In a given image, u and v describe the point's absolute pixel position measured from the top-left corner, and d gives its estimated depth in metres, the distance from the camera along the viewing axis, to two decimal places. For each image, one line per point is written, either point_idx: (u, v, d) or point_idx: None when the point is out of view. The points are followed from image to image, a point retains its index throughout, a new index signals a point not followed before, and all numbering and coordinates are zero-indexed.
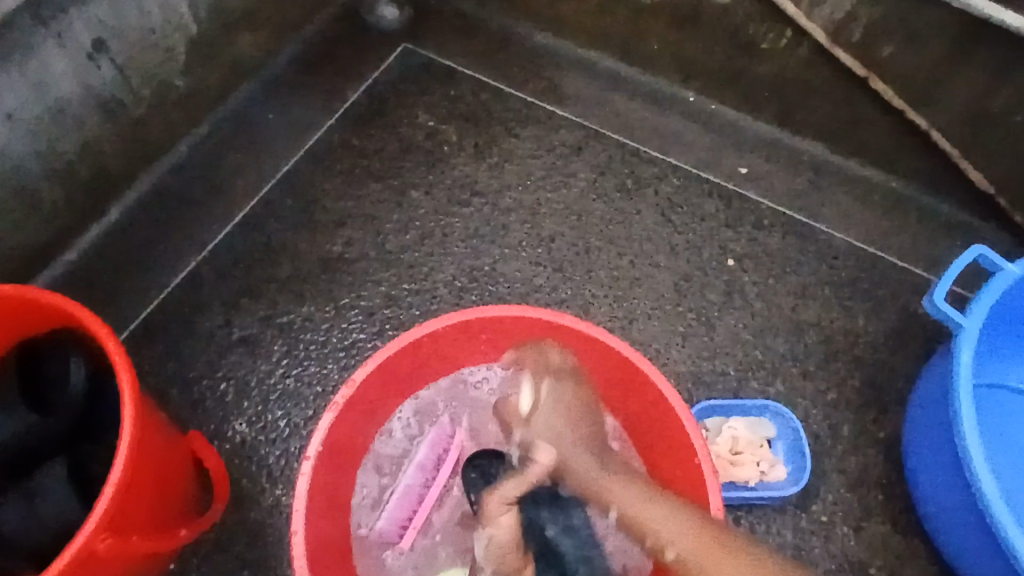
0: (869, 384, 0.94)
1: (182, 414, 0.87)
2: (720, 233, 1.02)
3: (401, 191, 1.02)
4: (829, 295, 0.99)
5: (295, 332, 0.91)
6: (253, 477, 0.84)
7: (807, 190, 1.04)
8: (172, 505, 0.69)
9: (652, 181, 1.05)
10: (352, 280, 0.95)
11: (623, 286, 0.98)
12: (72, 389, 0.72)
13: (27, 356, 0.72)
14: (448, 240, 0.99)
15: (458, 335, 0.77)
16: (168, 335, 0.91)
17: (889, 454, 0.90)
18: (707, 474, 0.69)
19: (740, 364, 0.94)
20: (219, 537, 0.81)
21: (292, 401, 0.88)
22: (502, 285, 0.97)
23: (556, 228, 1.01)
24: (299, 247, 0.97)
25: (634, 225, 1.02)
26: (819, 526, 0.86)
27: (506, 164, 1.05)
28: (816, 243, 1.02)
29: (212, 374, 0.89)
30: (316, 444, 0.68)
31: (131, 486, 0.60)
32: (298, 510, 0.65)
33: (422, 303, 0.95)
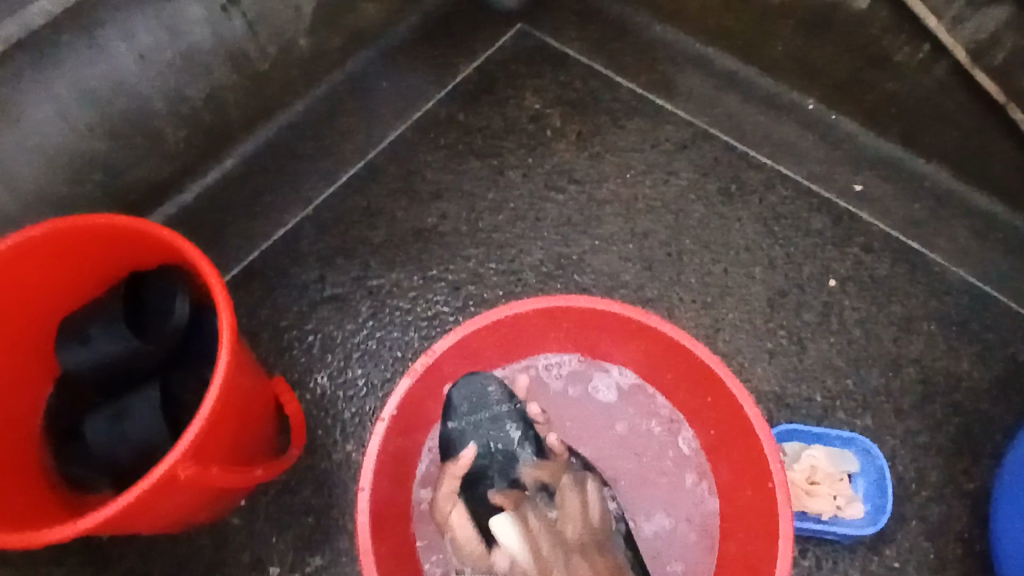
0: (968, 432, 0.88)
1: (269, 358, 0.90)
2: (824, 251, 0.97)
3: (500, 170, 1.02)
4: (935, 332, 0.93)
5: (382, 296, 0.93)
6: (326, 429, 0.87)
7: (926, 218, 0.98)
8: (250, 445, 0.73)
9: (758, 189, 1.01)
10: (441, 253, 0.97)
11: (712, 293, 0.95)
12: (173, 320, 0.76)
13: (134, 285, 0.77)
14: (539, 225, 0.99)
15: (541, 320, 0.77)
16: (265, 283, 0.95)
17: (977, 509, 0.84)
18: (781, 498, 0.66)
19: (829, 391, 0.90)
20: (288, 481, 0.85)
21: (372, 361, 0.90)
22: (588, 276, 0.96)
23: (650, 226, 0.99)
24: (395, 214, 0.99)
25: (732, 233, 0.98)
26: (890, 572, 0.82)
27: (607, 156, 1.04)
28: (926, 275, 0.96)
29: (301, 325, 0.92)
30: (392, 406, 0.70)
31: (216, 423, 0.63)
32: (368, 467, 0.67)
33: (507, 284, 0.95)
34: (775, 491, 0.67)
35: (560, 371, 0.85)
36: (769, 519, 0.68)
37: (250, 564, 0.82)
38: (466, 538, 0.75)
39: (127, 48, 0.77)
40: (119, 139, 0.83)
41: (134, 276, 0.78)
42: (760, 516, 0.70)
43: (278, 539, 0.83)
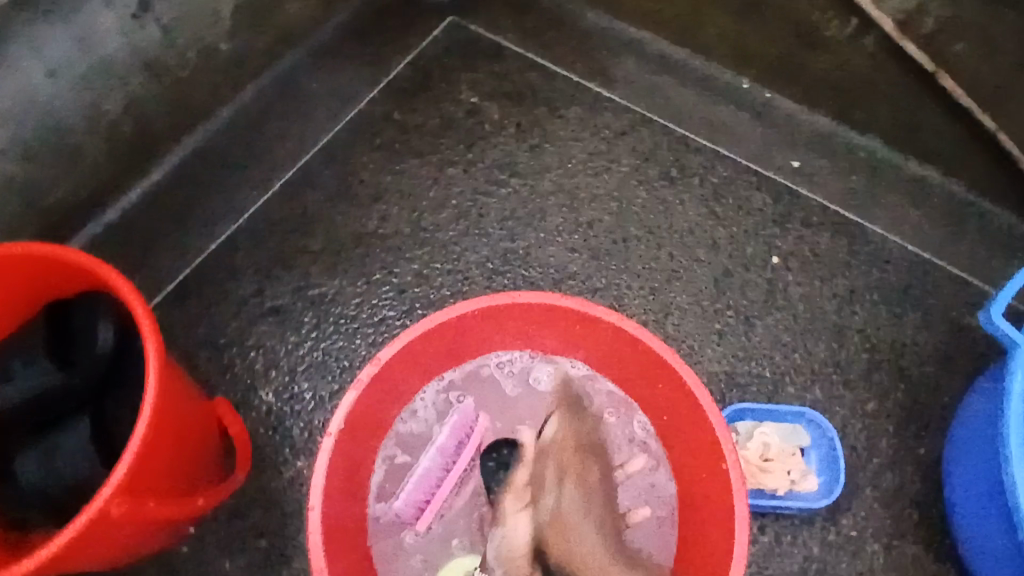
0: (914, 397, 0.90)
1: (210, 378, 0.87)
2: (766, 229, 0.98)
3: (440, 168, 1.00)
4: (877, 301, 0.95)
5: (325, 305, 0.91)
6: (275, 447, 0.84)
7: (862, 190, 0.99)
8: (193, 470, 0.70)
9: (699, 171, 1.01)
10: (384, 256, 0.94)
11: (659, 279, 0.95)
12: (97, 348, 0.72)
13: (55, 316, 0.73)
14: (482, 222, 0.97)
15: (487, 318, 0.76)
16: (201, 300, 0.91)
17: (928, 473, 0.86)
18: (735, 480, 0.67)
19: (778, 367, 0.91)
20: (239, 503, 0.82)
21: (318, 373, 0.87)
22: (535, 270, 0.95)
23: (594, 215, 0.99)
24: (334, 219, 0.96)
25: (676, 216, 0.99)
26: (848, 541, 0.83)
27: (548, 146, 1.03)
28: (867, 246, 0.97)
29: (242, 342, 0.89)
30: (339, 420, 0.68)
31: (151, 452, 0.60)
32: (318, 485, 0.65)
33: (453, 284, 0.93)
34: (729, 473, 0.67)
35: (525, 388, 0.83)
36: (725, 499, 0.69)
37: None
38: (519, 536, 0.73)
39: (33, 64, 0.73)
40: (33, 161, 0.79)
41: (54, 305, 0.73)
42: (717, 498, 0.71)
43: (231, 565, 0.80)
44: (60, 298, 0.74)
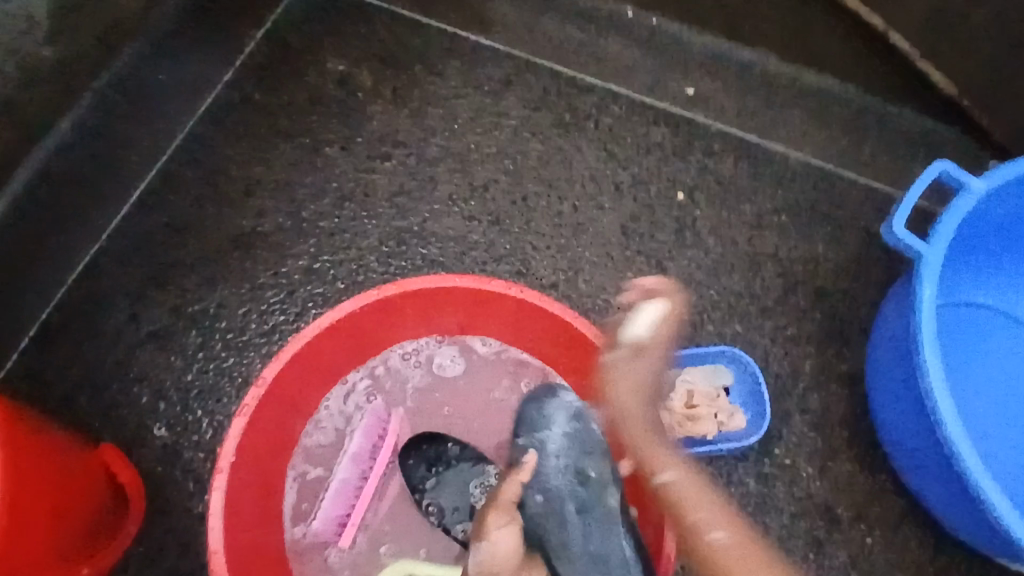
0: (832, 314, 0.89)
1: (94, 423, 0.79)
2: (668, 164, 0.94)
3: (315, 150, 0.92)
4: (787, 222, 0.93)
5: (210, 321, 0.83)
6: (178, 484, 0.77)
7: (759, 109, 0.96)
8: (76, 533, 0.63)
9: (591, 113, 0.96)
10: (268, 256, 0.86)
11: (565, 234, 0.90)
12: None
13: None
14: (370, 202, 0.90)
15: (382, 312, 0.71)
16: (69, 339, 0.82)
17: (853, 388, 0.86)
18: None
19: (696, 307, 0.88)
20: (147, 551, 0.75)
21: (213, 397, 0.80)
22: (434, 246, 0.89)
23: (489, 176, 0.92)
24: (206, 224, 0.88)
25: (574, 165, 0.93)
26: (783, 470, 0.82)
27: (430, 109, 0.95)
28: (770, 166, 0.95)
29: (123, 377, 0.81)
30: (229, 452, 0.62)
31: (15, 532, 0.53)
32: (217, 527, 0.60)
33: (348, 274, 0.87)
34: (650, 432, 0.66)
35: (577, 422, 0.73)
36: (650, 461, 0.67)
37: None
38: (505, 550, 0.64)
39: None
40: None
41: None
42: (641, 459, 0.69)
43: None
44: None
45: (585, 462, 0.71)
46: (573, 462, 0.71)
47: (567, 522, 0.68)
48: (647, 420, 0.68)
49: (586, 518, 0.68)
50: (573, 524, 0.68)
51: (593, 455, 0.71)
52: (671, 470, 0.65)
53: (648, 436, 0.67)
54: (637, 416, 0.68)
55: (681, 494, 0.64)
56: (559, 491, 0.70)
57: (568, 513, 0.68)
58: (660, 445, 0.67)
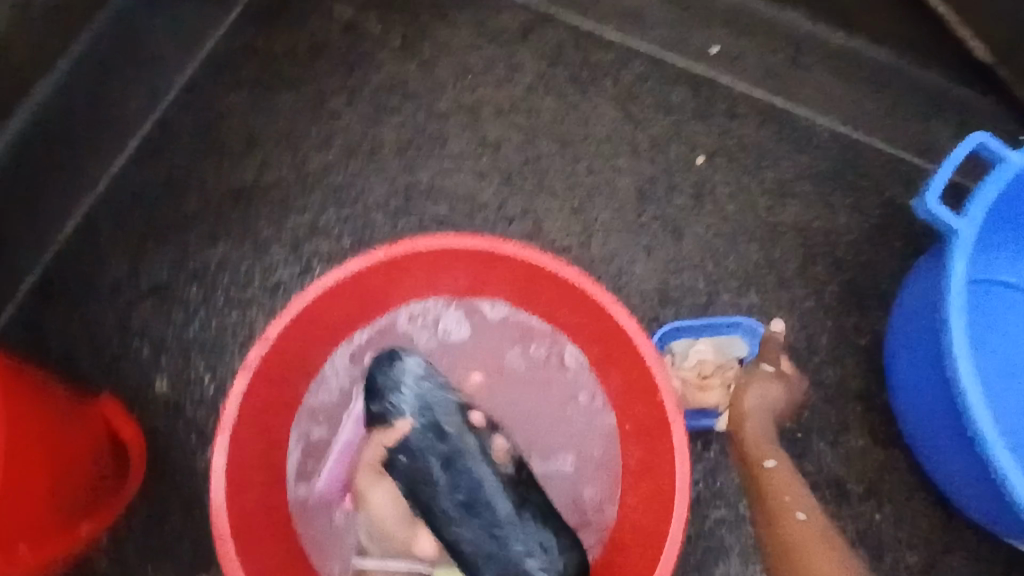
0: (851, 286, 0.87)
1: (94, 377, 0.77)
2: (688, 126, 0.90)
3: (321, 100, 0.88)
4: (809, 190, 0.89)
5: (212, 275, 0.81)
6: (180, 439, 0.76)
7: (785, 71, 0.92)
8: (71, 491, 0.61)
9: (610, 70, 0.91)
10: (272, 210, 0.84)
11: (579, 196, 0.87)
12: None
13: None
14: (378, 156, 0.87)
15: (388, 272, 0.68)
16: (68, 290, 0.80)
17: (869, 362, 0.84)
18: (671, 410, 0.63)
19: (712, 276, 0.85)
20: (151, 507, 0.74)
21: (215, 354, 0.78)
22: (443, 204, 0.86)
23: (502, 133, 0.89)
24: (207, 175, 0.84)
25: (590, 123, 0.90)
26: (795, 443, 0.81)
27: (441, 60, 0.91)
28: (794, 131, 0.91)
29: (123, 330, 0.79)
30: (231, 411, 0.60)
31: None
32: (217, 486, 0.59)
33: (354, 231, 0.84)
34: (664, 404, 0.63)
35: (426, 380, 0.69)
36: (663, 433, 0.65)
37: None
38: (382, 510, 0.70)
39: None
40: None
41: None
42: (653, 430, 0.67)
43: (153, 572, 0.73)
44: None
45: (440, 419, 0.67)
46: (429, 419, 0.67)
47: (433, 478, 0.65)
48: (769, 411, 0.77)
49: (449, 472, 0.65)
50: (438, 480, 0.65)
51: (446, 412, 0.68)
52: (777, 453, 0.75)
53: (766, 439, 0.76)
54: (754, 422, 0.76)
55: (784, 480, 0.73)
56: (421, 449, 0.66)
57: (431, 468, 0.66)
58: (768, 438, 0.76)
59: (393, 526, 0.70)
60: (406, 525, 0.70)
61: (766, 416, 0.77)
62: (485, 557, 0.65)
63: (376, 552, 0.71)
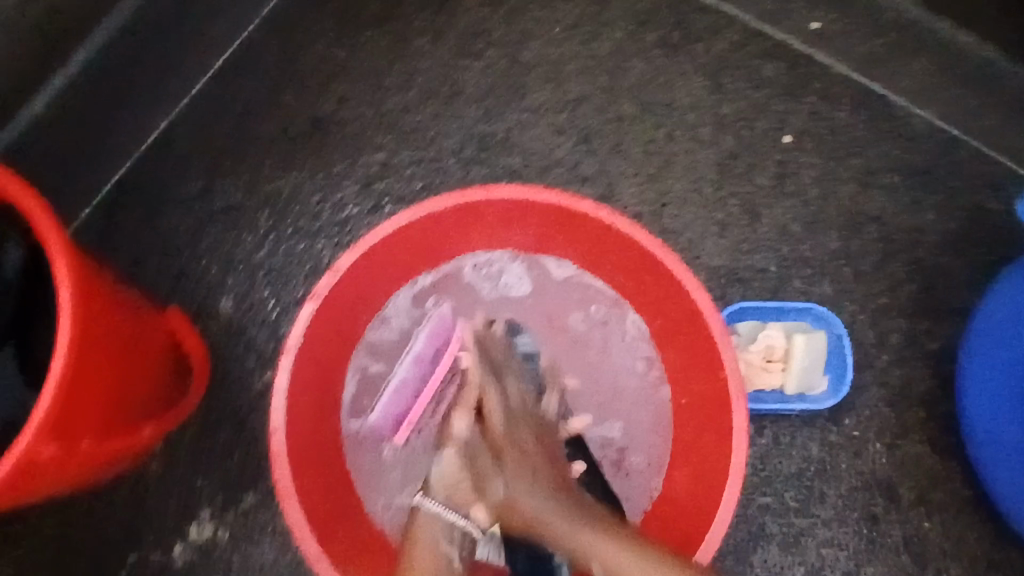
0: (928, 288, 0.83)
1: (163, 289, 0.79)
2: (777, 103, 0.86)
3: (404, 38, 0.86)
4: (896, 184, 0.85)
5: (283, 204, 0.81)
6: (240, 360, 0.77)
7: (889, 55, 0.86)
8: (140, 397, 0.63)
9: (703, 36, 0.88)
10: (347, 144, 0.83)
11: (657, 163, 0.84)
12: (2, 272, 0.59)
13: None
14: (456, 102, 0.85)
15: (461, 217, 0.67)
16: (144, 202, 0.81)
17: (936, 368, 0.81)
18: (735, 390, 0.61)
19: (785, 261, 0.83)
20: (207, 420, 0.76)
21: (280, 280, 0.79)
22: (517, 157, 0.84)
23: (584, 90, 0.86)
24: (285, 102, 0.84)
25: (676, 90, 0.86)
26: (849, 441, 0.79)
27: (529, 9, 0.88)
28: (889, 120, 0.86)
29: (194, 247, 0.80)
30: (297, 335, 0.61)
31: (79, 385, 0.53)
32: (277, 407, 0.60)
33: (426, 175, 0.83)
34: (728, 383, 0.62)
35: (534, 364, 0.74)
36: (723, 411, 0.63)
37: (178, 512, 0.75)
38: (462, 458, 0.64)
39: None
40: None
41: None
42: (712, 408, 0.66)
43: (204, 483, 0.75)
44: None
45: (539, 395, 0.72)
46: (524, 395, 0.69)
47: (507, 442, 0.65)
48: (546, 485, 0.63)
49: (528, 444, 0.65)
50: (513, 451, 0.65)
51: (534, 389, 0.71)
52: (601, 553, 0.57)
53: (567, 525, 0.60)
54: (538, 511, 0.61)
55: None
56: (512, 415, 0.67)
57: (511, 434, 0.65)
58: (578, 520, 0.60)
59: (465, 474, 0.63)
60: (475, 485, 0.63)
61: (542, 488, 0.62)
62: (534, 532, 0.65)
63: (440, 496, 0.63)
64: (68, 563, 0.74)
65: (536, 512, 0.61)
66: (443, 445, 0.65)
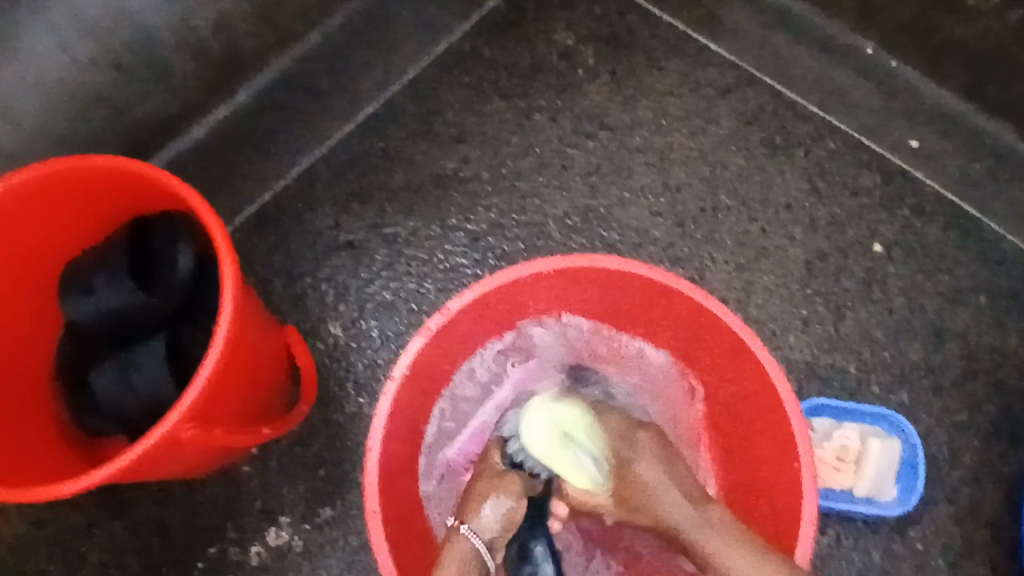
0: (1008, 412, 0.84)
1: (282, 307, 0.87)
2: (871, 212, 0.90)
3: (526, 113, 0.95)
4: (983, 304, 0.87)
5: (398, 246, 0.90)
6: (339, 381, 0.84)
7: (987, 181, 0.89)
8: (257, 399, 0.70)
9: (804, 142, 0.93)
10: (461, 200, 0.92)
11: (747, 255, 0.89)
12: (175, 274, 0.69)
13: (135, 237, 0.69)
14: (565, 174, 0.93)
15: (561, 280, 0.73)
16: (278, 227, 0.90)
17: (1009, 493, 0.81)
18: (806, 479, 0.64)
19: (864, 364, 0.85)
20: (301, 432, 0.83)
21: (386, 314, 0.87)
22: (615, 232, 0.91)
23: (684, 178, 0.92)
24: (414, 157, 0.93)
25: (773, 189, 0.92)
26: (913, 554, 0.79)
27: (642, 100, 0.95)
28: (980, 242, 0.89)
29: (315, 273, 0.89)
30: (404, 365, 0.67)
31: (219, 381, 0.59)
32: (379, 427, 0.65)
33: (529, 237, 0.90)
34: (800, 472, 0.64)
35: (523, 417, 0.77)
36: (794, 496, 0.66)
37: (261, 513, 0.81)
38: (516, 511, 0.69)
39: None
40: (126, 74, 0.74)
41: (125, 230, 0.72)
42: (784, 495, 0.68)
43: (290, 489, 0.81)
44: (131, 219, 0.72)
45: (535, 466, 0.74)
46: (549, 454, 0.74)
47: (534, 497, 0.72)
48: (657, 458, 0.71)
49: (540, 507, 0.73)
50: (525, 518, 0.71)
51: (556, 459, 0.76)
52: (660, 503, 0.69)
53: (682, 504, 0.68)
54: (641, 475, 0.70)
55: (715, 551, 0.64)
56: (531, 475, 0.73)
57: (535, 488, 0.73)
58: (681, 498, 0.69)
59: (508, 523, 0.69)
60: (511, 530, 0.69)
61: (661, 459, 0.71)
62: None
63: (482, 531, 0.67)
64: (157, 543, 0.80)
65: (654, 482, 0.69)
66: (506, 487, 0.69)
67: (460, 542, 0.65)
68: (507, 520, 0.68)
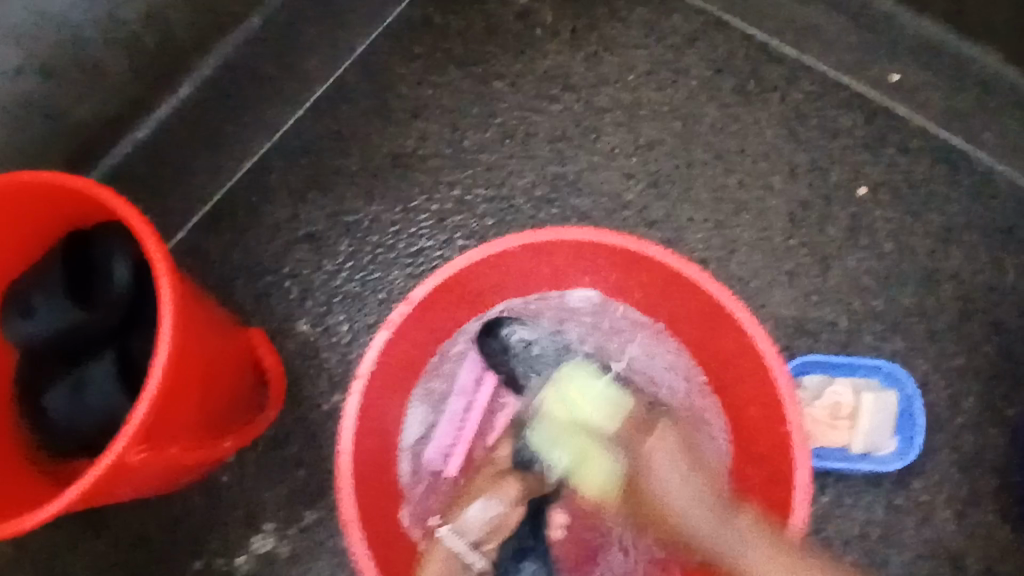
0: (1008, 353, 0.81)
1: (246, 307, 0.84)
2: (853, 153, 0.86)
3: (485, 80, 0.90)
4: (977, 241, 0.83)
5: (362, 234, 0.86)
6: (312, 379, 0.81)
7: (974, 110, 0.85)
8: (217, 408, 0.67)
9: (779, 85, 0.88)
10: (424, 179, 0.87)
11: (725, 211, 0.85)
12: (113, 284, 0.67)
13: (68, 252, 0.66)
14: (530, 142, 0.88)
15: (528, 255, 0.69)
16: (234, 225, 0.86)
17: (1013, 437, 0.78)
18: (797, 444, 0.61)
19: (855, 314, 0.82)
20: (276, 434, 0.80)
21: (354, 306, 0.83)
22: (586, 198, 0.86)
23: (656, 135, 0.88)
24: (370, 138, 0.89)
25: (749, 138, 0.87)
26: (916, 506, 0.77)
27: (606, 55, 0.90)
28: (971, 177, 0.85)
29: (277, 269, 0.85)
30: (369, 361, 0.64)
31: (168, 397, 0.56)
32: (347, 427, 0.62)
33: (497, 212, 0.86)
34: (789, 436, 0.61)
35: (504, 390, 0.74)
36: (785, 461, 0.63)
37: (243, 520, 0.79)
38: (507, 512, 0.68)
39: None
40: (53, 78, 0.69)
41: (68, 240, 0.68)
42: (773, 461, 0.65)
43: (271, 494, 0.79)
44: (72, 230, 0.67)
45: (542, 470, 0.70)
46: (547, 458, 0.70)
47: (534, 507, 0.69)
48: (678, 456, 0.65)
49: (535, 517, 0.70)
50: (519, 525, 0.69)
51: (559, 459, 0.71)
52: (705, 526, 0.62)
53: (709, 516, 0.62)
54: (665, 483, 0.64)
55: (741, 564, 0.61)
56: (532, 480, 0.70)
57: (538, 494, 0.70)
58: (715, 512, 0.63)
59: (497, 524, 0.68)
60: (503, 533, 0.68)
61: (676, 451, 0.65)
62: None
63: (465, 536, 0.66)
64: (141, 559, 0.78)
65: (678, 494, 0.63)
66: (501, 490, 0.69)
67: (438, 544, 0.66)
68: (496, 523, 0.67)
